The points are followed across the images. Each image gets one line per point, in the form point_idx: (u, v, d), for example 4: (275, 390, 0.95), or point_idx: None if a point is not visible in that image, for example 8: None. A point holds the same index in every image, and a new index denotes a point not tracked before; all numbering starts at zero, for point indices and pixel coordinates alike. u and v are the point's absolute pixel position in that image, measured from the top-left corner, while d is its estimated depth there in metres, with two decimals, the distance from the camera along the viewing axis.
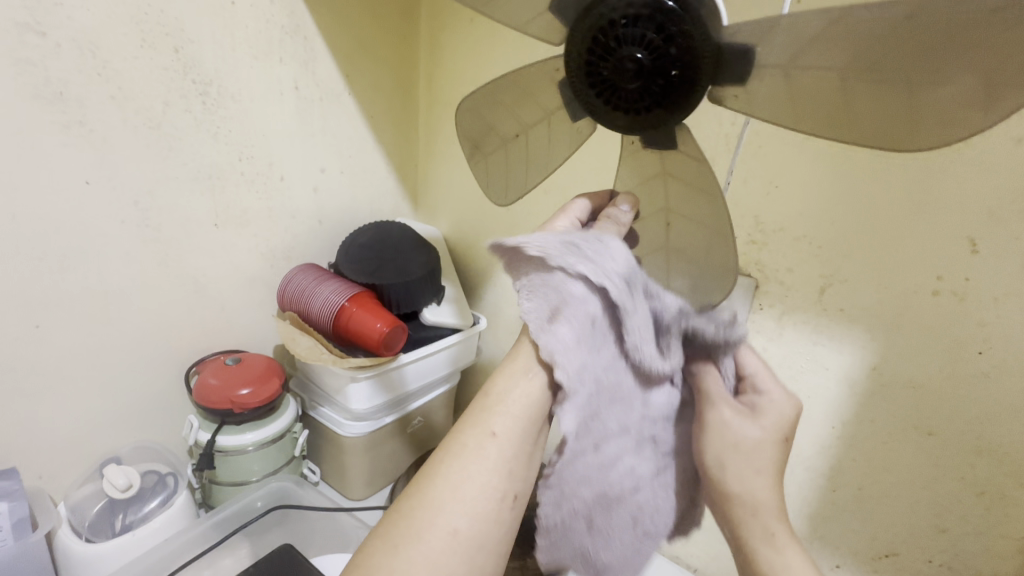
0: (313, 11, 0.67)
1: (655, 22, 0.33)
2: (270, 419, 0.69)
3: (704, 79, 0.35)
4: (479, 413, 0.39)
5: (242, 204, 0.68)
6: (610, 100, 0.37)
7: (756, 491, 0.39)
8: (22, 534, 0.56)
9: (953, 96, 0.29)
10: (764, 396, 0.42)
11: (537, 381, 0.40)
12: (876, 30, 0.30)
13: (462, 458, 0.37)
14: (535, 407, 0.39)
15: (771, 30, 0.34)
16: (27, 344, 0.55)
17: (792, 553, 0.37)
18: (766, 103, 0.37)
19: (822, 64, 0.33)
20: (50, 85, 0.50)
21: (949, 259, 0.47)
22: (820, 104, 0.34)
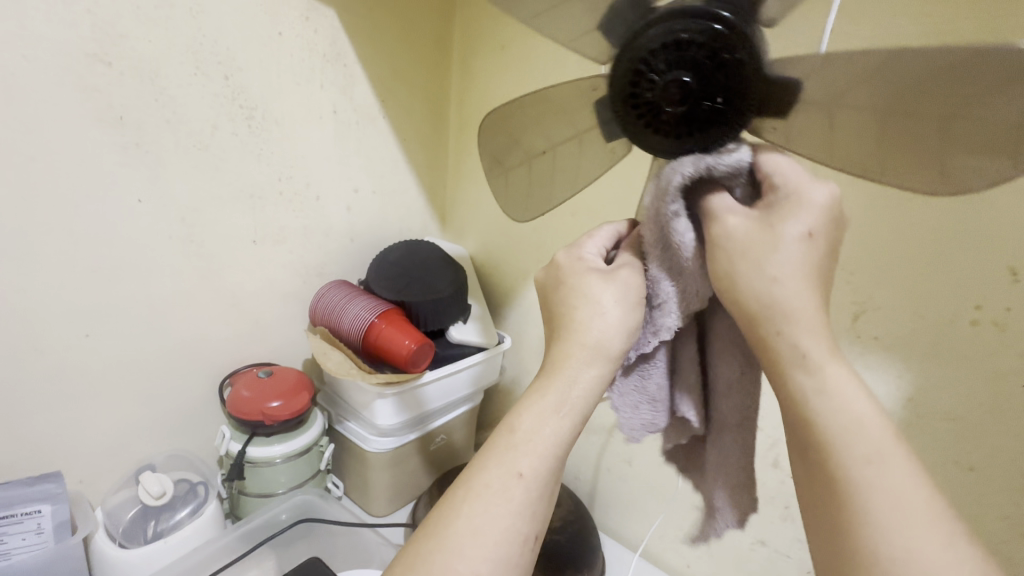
0: (354, 40, 0.71)
1: (707, 49, 0.34)
2: (299, 432, 0.70)
3: (748, 110, 0.36)
4: (504, 451, 0.38)
5: (279, 222, 0.71)
6: (647, 121, 0.38)
7: (783, 296, 0.33)
8: (62, 536, 0.58)
9: (980, 148, 0.32)
10: (797, 186, 0.34)
11: (566, 421, 0.38)
12: (926, 71, 0.32)
13: (485, 499, 0.36)
14: (560, 447, 0.38)
15: (819, 66, 0.35)
16: (76, 353, 0.58)
17: (834, 370, 0.32)
18: (803, 139, 0.37)
19: (866, 103, 0.35)
20: (112, 110, 0.54)
21: (987, 289, 0.46)
22: (854, 141, 0.36)
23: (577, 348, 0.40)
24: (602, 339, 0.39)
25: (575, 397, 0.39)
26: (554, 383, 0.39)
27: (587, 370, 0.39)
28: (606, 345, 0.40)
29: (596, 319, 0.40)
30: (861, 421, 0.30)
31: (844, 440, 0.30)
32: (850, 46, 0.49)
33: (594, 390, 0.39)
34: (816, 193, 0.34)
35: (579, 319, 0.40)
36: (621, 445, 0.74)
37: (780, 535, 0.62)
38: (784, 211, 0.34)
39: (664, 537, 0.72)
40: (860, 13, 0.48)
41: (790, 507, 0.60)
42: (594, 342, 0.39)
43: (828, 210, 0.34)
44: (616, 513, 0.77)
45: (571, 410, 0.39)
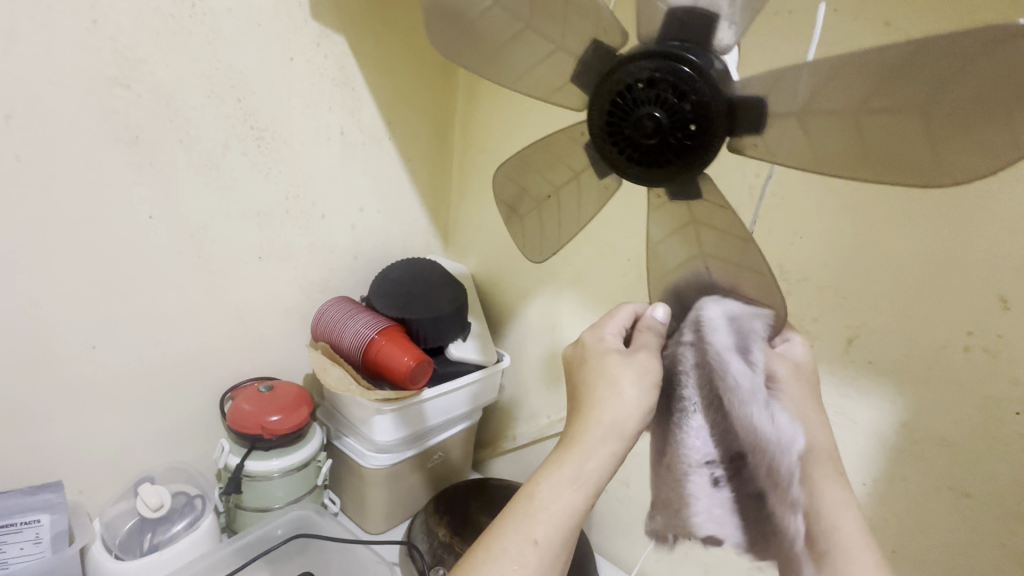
0: (362, 65, 0.73)
1: (671, 86, 0.36)
2: (297, 446, 0.70)
3: (721, 136, 0.37)
4: (521, 518, 0.40)
5: (286, 239, 0.72)
6: (623, 151, 0.40)
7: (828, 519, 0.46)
8: (59, 547, 0.59)
9: (966, 126, 0.30)
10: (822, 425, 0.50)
11: (580, 494, 0.41)
12: (883, 68, 0.32)
13: (502, 561, 0.38)
14: (574, 519, 0.41)
15: (777, 81, 0.36)
16: (85, 364, 0.59)
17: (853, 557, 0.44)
18: (786, 150, 0.38)
19: (837, 106, 0.34)
20: (128, 130, 0.56)
21: (978, 316, 0.47)
22: (836, 143, 0.35)
23: (590, 427, 0.42)
24: (622, 419, 0.42)
25: (590, 473, 0.41)
26: (571, 456, 0.42)
27: (601, 450, 0.42)
28: (623, 426, 0.42)
29: (612, 400, 0.43)
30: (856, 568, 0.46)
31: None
32: None
33: (608, 470, 0.42)
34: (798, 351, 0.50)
35: (603, 399, 0.43)
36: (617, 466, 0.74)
37: None
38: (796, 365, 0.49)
39: (661, 559, 0.72)
40: (848, 45, 0.50)
41: None
42: (609, 422, 0.42)
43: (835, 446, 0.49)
44: (613, 532, 0.77)
45: (585, 485, 0.41)
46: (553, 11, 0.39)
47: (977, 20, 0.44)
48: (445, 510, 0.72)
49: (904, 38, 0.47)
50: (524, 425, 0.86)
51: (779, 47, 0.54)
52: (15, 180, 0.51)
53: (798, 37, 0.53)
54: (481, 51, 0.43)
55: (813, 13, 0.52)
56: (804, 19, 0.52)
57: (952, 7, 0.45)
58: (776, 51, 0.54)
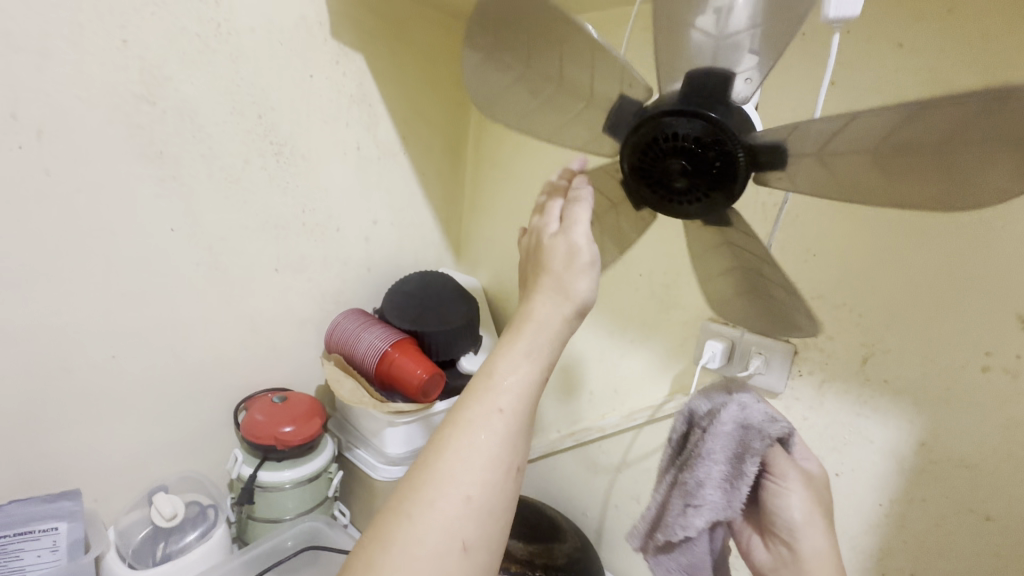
0: (379, 82, 0.75)
1: (693, 137, 0.36)
2: (309, 458, 0.71)
3: (745, 178, 0.37)
4: (481, 390, 0.35)
5: (302, 251, 0.73)
6: (645, 193, 0.40)
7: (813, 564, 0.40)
8: (74, 555, 0.58)
9: (994, 162, 0.29)
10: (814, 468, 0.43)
11: (537, 365, 0.36)
12: (892, 123, 0.31)
13: (465, 430, 0.33)
14: (536, 391, 0.36)
15: (791, 130, 0.35)
16: (104, 372, 0.60)
17: None
18: (811, 183, 0.38)
19: (857, 149, 0.34)
20: (154, 145, 0.58)
21: (998, 335, 0.46)
22: (862, 177, 0.35)
23: (540, 294, 0.38)
24: (567, 277, 0.38)
25: (549, 340, 0.37)
26: (528, 326, 0.37)
27: (551, 310, 0.37)
28: (573, 288, 0.38)
29: (568, 270, 0.38)
30: None
31: None
32: (852, 97, 0.51)
33: (562, 336, 0.38)
34: (814, 466, 0.43)
35: (544, 254, 0.39)
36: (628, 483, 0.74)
37: None
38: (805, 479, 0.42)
39: None
40: (861, 68, 0.51)
41: None
42: (561, 284, 0.38)
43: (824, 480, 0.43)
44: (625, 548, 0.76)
45: (543, 352, 0.36)
46: (575, 74, 0.39)
47: (991, 43, 0.44)
48: None
49: (916, 59, 0.48)
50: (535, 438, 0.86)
51: (793, 68, 0.55)
52: (43, 192, 0.52)
53: (811, 58, 0.53)
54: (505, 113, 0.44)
55: (826, 36, 0.52)
56: (817, 42, 0.53)
57: (964, 30, 0.45)
58: (789, 72, 0.55)
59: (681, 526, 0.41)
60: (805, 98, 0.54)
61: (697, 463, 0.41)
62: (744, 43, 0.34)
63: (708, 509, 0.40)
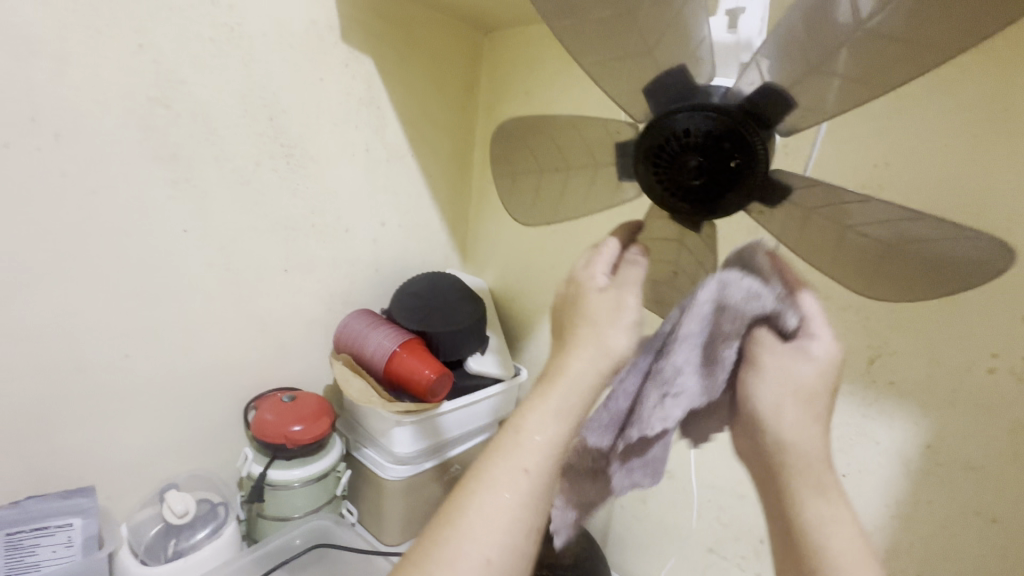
0: (388, 85, 0.76)
1: (698, 128, 0.35)
2: (317, 457, 0.72)
3: (766, 158, 0.35)
4: (508, 449, 0.39)
5: (311, 252, 0.74)
6: (676, 203, 0.38)
7: (801, 449, 0.38)
8: (89, 551, 0.60)
9: None
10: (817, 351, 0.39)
11: (563, 424, 0.40)
12: (866, 3, 0.30)
13: (492, 490, 0.38)
14: (559, 450, 0.40)
15: (775, 66, 0.35)
16: (117, 371, 0.61)
17: (840, 506, 0.37)
18: (841, 100, 0.34)
19: (858, 45, 0.32)
20: (167, 147, 0.58)
21: (1004, 337, 0.46)
22: (886, 63, 0.32)
23: (574, 354, 0.41)
24: (604, 336, 0.40)
25: (577, 403, 0.40)
26: (556, 386, 0.40)
27: (586, 366, 0.40)
28: (610, 345, 0.40)
29: (605, 326, 0.41)
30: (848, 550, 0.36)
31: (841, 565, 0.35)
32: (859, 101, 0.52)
33: (590, 394, 0.40)
34: (827, 353, 0.39)
35: (583, 308, 0.42)
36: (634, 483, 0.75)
37: None
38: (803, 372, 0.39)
39: None
40: None
41: None
42: (599, 344, 0.40)
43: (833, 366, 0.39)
44: (631, 549, 0.76)
45: (567, 413, 0.40)
46: (570, 144, 0.44)
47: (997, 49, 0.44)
48: None
49: None
50: None
51: None
52: (59, 194, 0.53)
53: None
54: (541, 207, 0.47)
55: None
56: None
57: None
58: None
59: (657, 416, 0.40)
60: None
61: (674, 349, 0.40)
62: (755, 41, 0.38)
63: (686, 395, 0.40)
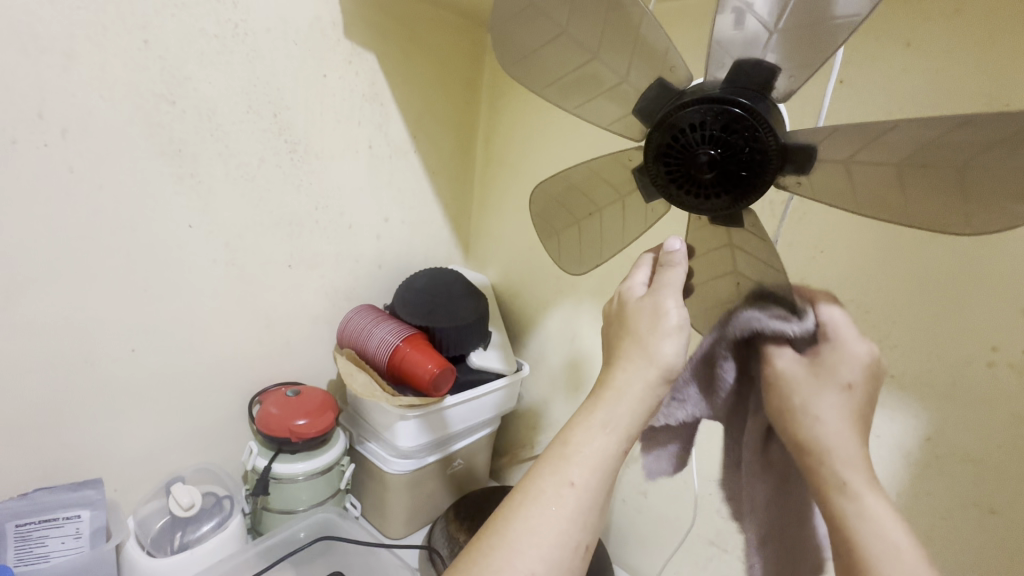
0: (391, 83, 0.76)
1: (721, 122, 0.37)
2: (322, 450, 0.72)
3: (774, 171, 0.38)
4: (557, 463, 0.41)
5: (315, 248, 0.75)
6: (704, 200, 0.40)
7: (826, 436, 0.41)
8: (97, 542, 0.60)
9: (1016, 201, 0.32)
10: (844, 343, 0.42)
11: (612, 437, 0.41)
12: (923, 139, 0.33)
13: (539, 504, 0.39)
14: (608, 463, 0.41)
15: (828, 134, 0.36)
16: (124, 365, 0.62)
17: (873, 498, 0.39)
18: (828, 189, 0.39)
19: (882, 159, 0.36)
20: (172, 143, 0.59)
21: (1002, 331, 0.47)
22: (878, 185, 0.37)
23: (622, 371, 0.42)
24: (648, 343, 0.42)
25: (634, 422, 0.41)
26: (606, 401, 0.42)
27: (634, 378, 0.42)
28: (655, 353, 0.42)
29: (653, 336, 0.42)
30: (898, 544, 0.37)
31: (886, 561, 0.36)
32: (859, 96, 0.52)
33: (644, 408, 0.42)
34: (862, 351, 0.42)
35: (628, 318, 0.45)
36: (636, 478, 0.75)
37: None
38: (832, 369, 0.42)
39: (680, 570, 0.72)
40: (868, 68, 0.51)
41: None
42: (648, 353, 0.42)
43: (864, 366, 0.42)
44: (633, 543, 0.77)
45: (618, 427, 0.41)
46: (596, 187, 0.48)
47: (998, 43, 0.45)
48: (465, 516, 0.73)
49: (922, 59, 0.48)
50: (544, 434, 0.87)
51: None
52: (67, 189, 0.54)
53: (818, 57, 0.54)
54: (586, 248, 0.52)
55: None
56: None
57: (972, 29, 0.46)
58: None
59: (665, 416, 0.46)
60: (812, 98, 0.55)
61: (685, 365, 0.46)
62: (763, 39, 0.36)
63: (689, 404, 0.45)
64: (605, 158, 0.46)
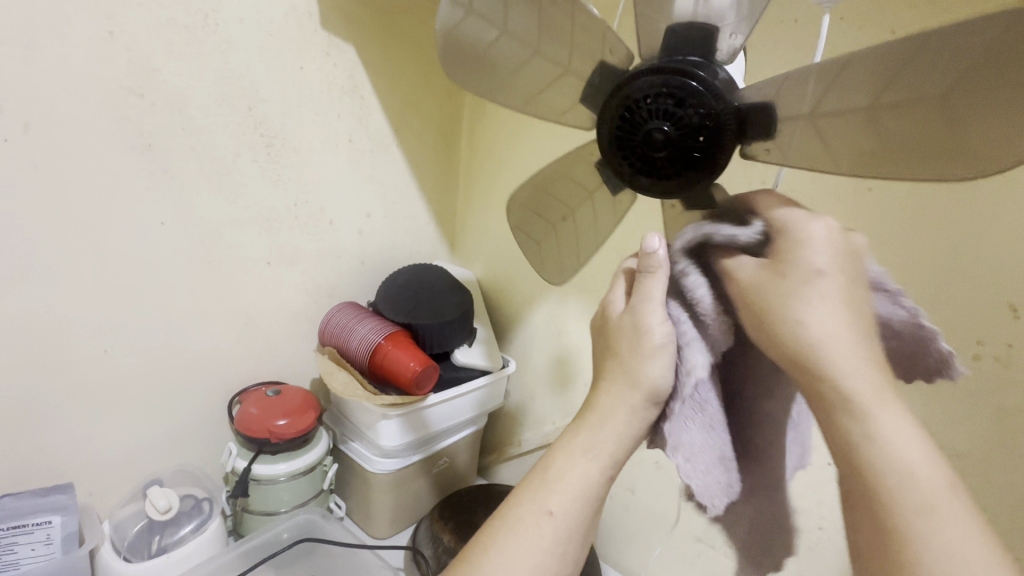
0: (372, 75, 0.74)
1: (673, 97, 0.36)
2: (303, 451, 0.71)
3: (729, 146, 0.37)
4: (536, 490, 0.42)
5: (294, 244, 0.73)
6: (666, 180, 0.38)
7: (821, 349, 0.36)
8: (69, 548, 0.59)
9: (998, 112, 0.29)
10: (804, 232, 0.38)
11: (593, 464, 0.42)
12: (886, 67, 0.32)
13: (518, 532, 0.40)
14: (588, 490, 0.42)
15: (781, 85, 0.36)
16: (96, 366, 0.60)
17: (885, 422, 0.34)
18: (800, 151, 0.37)
19: (848, 103, 0.34)
20: (142, 137, 0.57)
21: (988, 324, 0.46)
22: (852, 136, 0.35)
23: (603, 395, 0.42)
24: (628, 366, 0.41)
25: (615, 448, 0.41)
26: (586, 428, 0.43)
27: (613, 402, 0.41)
28: (637, 375, 0.40)
29: (639, 358, 0.40)
30: (926, 478, 0.33)
31: (926, 512, 0.33)
32: None
33: (626, 435, 0.41)
34: (826, 236, 0.37)
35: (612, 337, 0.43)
36: (623, 475, 0.74)
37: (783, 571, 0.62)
38: (800, 265, 0.37)
39: (667, 567, 0.71)
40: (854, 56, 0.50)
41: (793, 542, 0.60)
42: (629, 373, 0.41)
43: (839, 249, 0.37)
44: (621, 540, 0.76)
45: (597, 457, 0.42)
46: (564, 185, 0.47)
47: None
48: (450, 516, 0.72)
49: None
50: (531, 432, 0.86)
51: (785, 57, 0.54)
52: (31, 186, 0.52)
53: (802, 46, 0.53)
54: (565, 250, 0.49)
55: (818, 22, 0.52)
56: (806, 28, 0.53)
57: (958, 15, 0.45)
58: (782, 60, 0.54)
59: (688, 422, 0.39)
60: None
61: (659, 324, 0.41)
62: (726, 12, 0.36)
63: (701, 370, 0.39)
64: (565, 154, 0.46)
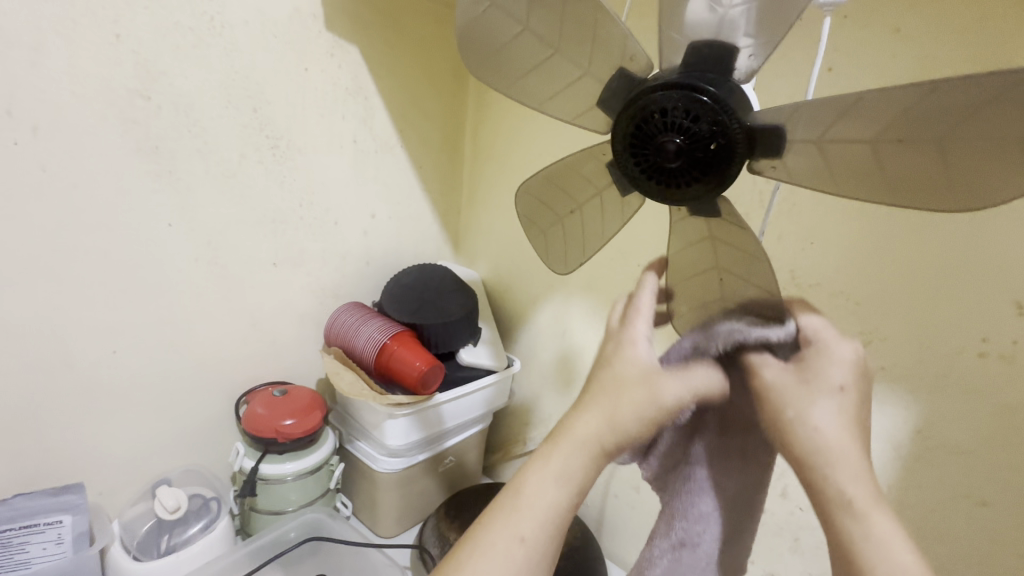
0: (376, 76, 0.75)
1: (688, 109, 0.36)
2: (310, 451, 0.71)
3: (740, 159, 0.37)
4: (507, 514, 0.40)
5: (299, 245, 0.74)
6: (676, 188, 0.39)
7: (828, 441, 0.36)
8: (79, 547, 0.60)
9: (998, 164, 0.30)
10: (827, 346, 0.40)
11: (566, 488, 0.40)
12: (894, 110, 0.32)
13: (487, 559, 0.38)
14: (559, 515, 0.40)
15: (794, 111, 0.35)
16: (105, 366, 0.61)
17: (880, 517, 0.34)
18: (805, 171, 0.38)
19: (856, 135, 0.34)
20: (148, 140, 0.58)
21: (993, 321, 0.46)
22: (856, 165, 0.35)
23: (581, 420, 0.42)
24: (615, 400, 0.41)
25: (591, 469, 0.41)
26: (560, 450, 0.41)
27: (592, 427, 0.41)
28: (618, 410, 0.41)
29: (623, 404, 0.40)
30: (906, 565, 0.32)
31: None
32: (848, 84, 0.51)
33: (598, 458, 0.41)
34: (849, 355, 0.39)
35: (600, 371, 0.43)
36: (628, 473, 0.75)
37: (789, 568, 0.62)
38: (821, 377, 0.38)
39: None
40: (858, 54, 0.50)
41: (799, 539, 0.61)
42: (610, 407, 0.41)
43: (855, 367, 0.39)
44: (626, 538, 0.77)
45: (570, 480, 0.41)
46: (571, 184, 0.47)
47: (989, 28, 0.44)
48: (456, 514, 0.72)
49: (912, 45, 0.47)
50: (535, 430, 0.87)
51: (790, 56, 0.54)
52: (41, 189, 0.53)
53: (806, 45, 0.53)
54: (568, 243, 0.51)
55: (822, 21, 0.52)
56: (811, 27, 0.53)
57: (964, 12, 0.45)
58: (786, 60, 0.54)
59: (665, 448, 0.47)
60: (801, 87, 0.54)
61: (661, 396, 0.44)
62: (739, 20, 0.35)
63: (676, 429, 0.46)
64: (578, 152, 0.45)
